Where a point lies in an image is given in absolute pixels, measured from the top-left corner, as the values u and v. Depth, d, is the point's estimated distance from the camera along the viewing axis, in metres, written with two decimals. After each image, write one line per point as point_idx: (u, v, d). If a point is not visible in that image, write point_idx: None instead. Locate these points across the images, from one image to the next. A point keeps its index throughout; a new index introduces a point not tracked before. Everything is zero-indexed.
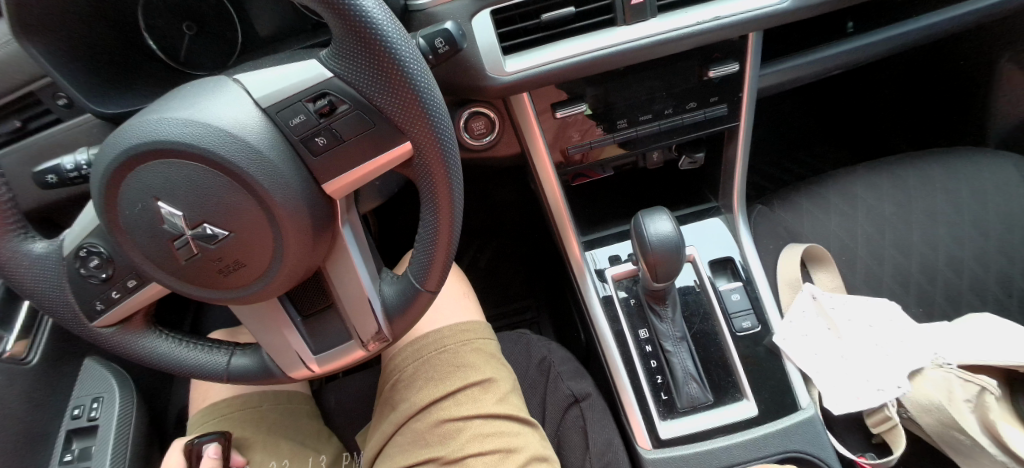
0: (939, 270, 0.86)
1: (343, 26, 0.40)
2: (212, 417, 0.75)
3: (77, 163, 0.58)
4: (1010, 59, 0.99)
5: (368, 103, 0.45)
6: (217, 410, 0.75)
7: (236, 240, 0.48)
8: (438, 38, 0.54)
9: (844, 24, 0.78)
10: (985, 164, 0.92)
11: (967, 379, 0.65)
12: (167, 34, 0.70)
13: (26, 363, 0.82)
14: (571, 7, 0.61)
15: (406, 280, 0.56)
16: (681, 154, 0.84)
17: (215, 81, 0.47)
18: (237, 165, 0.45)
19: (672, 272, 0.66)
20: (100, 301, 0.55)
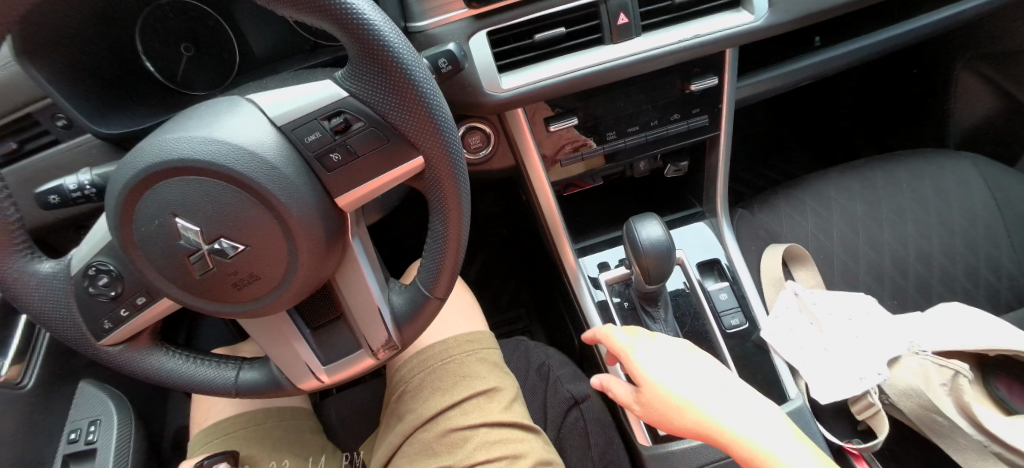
0: (909, 264, 0.91)
1: (362, 50, 0.43)
2: (215, 437, 0.76)
3: (80, 183, 0.58)
4: (964, 64, 1.06)
5: (382, 119, 0.47)
6: (219, 431, 0.76)
7: (252, 254, 0.50)
8: (441, 59, 0.58)
9: (810, 39, 0.84)
10: (946, 164, 0.98)
11: (943, 364, 0.70)
12: (164, 56, 0.71)
13: (22, 387, 0.81)
14: (562, 28, 0.64)
15: (414, 288, 0.58)
16: (666, 163, 0.89)
17: (229, 101, 0.49)
18: (255, 181, 0.47)
19: (663, 274, 0.70)
20: (108, 320, 0.56)
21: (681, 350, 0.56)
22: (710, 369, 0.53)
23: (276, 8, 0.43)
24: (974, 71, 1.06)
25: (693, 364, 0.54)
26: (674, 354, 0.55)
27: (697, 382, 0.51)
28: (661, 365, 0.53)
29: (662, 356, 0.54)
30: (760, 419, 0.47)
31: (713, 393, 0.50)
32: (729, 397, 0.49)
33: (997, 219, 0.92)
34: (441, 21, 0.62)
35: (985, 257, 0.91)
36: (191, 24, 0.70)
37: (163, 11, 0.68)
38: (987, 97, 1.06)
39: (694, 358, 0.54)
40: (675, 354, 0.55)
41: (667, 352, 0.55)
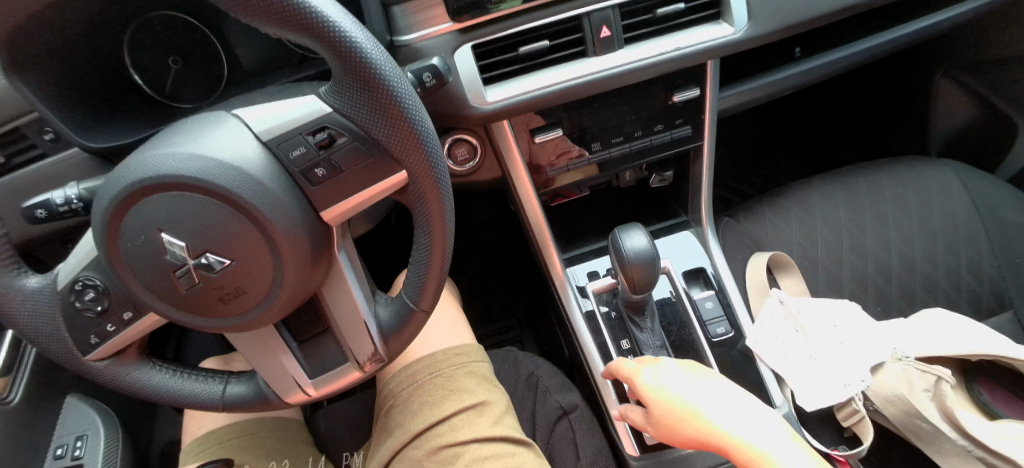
0: (893, 270, 0.92)
1: (345, 66, 0.44)
2: (209, 445, 0.76)
3: (67, 197, 0.59)
4: (945, 74, 1.07)
5: (365, 135, 0.48)
6: (215, 438, 0.76)
7: (237, 268, 0.50)
8: (426, 72, 0.58)
9: (792, 49, 0.88)
10: (927, 171, 1.00)
11: (925, 369, 0.71)
12: (151, 68, 0.71)
13: (8, 403, 0.80)
14: (545, 41, 0.66)
15: (399, 300, 0.59)
16: (651, 173, 0.90)
17: (215, 116, 0.50)
18: (239, 196, 0.47)
19: (649, 283, 0.70)
20: (94, 335, 0.56)
21: (696, 373, 0.57)
22: (728, 390, 0.54)
23: (259, 26, 0.43)
24: (955, 80, 1.07)
25: (710, 386, 0.54)
26: (689, 379, 0.56)
27: (718, 406, 0.51)
28: (683, 399, 0.53)
29: (679, 385, 0.55)
30: (784, 437, 0.48)
31: (737, 416, 0.50)
32: (754, 418, 0.50)
33: (978, 225, 0.94)
34: (427, 34, 0.62)
35: (966, 262, 0.92)
36: (179, 37, 0.71)
37: (151, 25, 0.69)
38: (968, 105, 1.07)
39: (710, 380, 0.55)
40: (692, 380, 0.55)
41: (683, 379, 0.56)
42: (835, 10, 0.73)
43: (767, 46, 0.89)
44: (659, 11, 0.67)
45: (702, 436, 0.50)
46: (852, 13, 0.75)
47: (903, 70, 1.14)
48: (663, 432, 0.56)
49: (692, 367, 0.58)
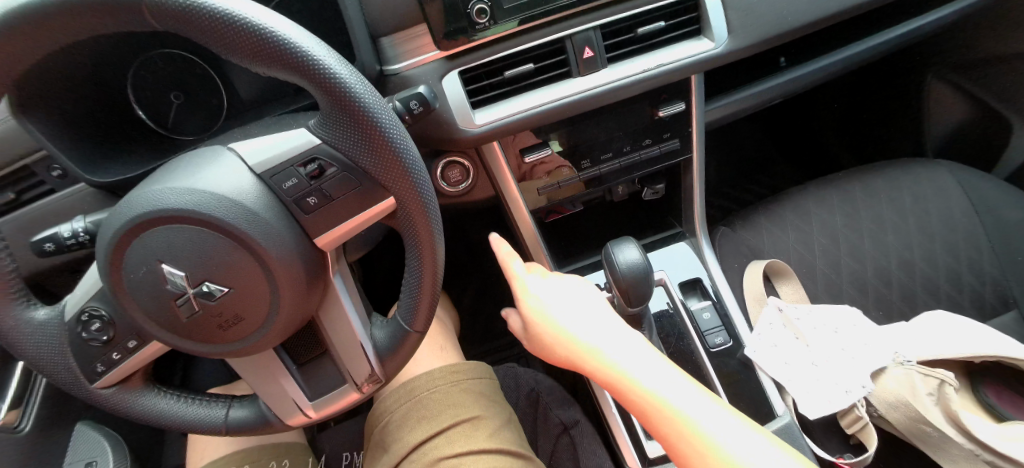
0: (892, 273, 0.92)
1: (331, 101, 0.46)
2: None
3: (74, 230, 0.61)
4: (936, 75, 1.09)
5: (354, 164, 0.50)
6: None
7: (235, 296, 0.52)
8: (413, 100, 0.60)
9: (777, 60, 0.89)
10: (924, 172, 1.00)
11: (927, 373, 0.71)
12: (155, 103, 0.74)
13: (20, 431, 0.83)
14: (530, 64, 0.67)
15: (394, 322, 0.60)
16: (643, 186, 0.91)
17: (211, 150, 0.51)
18: (235, 226, 0.49)
19: (643, 296, 0.71)
20: (101, 363, 0.58)
21: (577, 297, 0.70)
22: (601, 316, 0.68)
23: (250, 66, 0.46)
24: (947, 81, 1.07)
25: (586, 314, 0.68)
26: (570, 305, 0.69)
27: (592, 332, 0.65)
28: (565, 324, 0.67)
29: (563, 310, 0.68)
30: (636, 356, 0.62)
31: (605, 341, 0.64)
32: (620, 340, 0.64)
33: (977, 224, 0.94)
34: (414, 63, 0.65)
35: (966, 263, 0.92)
36: (181, 73, 0.74)
37: (155, 62, 0.72)
38: (961, 106, 1.08)
39: (588, 308, 0.69)
40: (573, 306, 0.68)
41: (564, 303, 0.69)
42: (815, 20, 0.74)
43: (753, 58, 0.90)
44: (640, 30, 0.69)
45: (574, 354, 0.65)
46: (833, 22, 0.76)
47: (897, 71, 1.16)
48: (541, 340, 0.70)
49: (578, 292, 0.71)
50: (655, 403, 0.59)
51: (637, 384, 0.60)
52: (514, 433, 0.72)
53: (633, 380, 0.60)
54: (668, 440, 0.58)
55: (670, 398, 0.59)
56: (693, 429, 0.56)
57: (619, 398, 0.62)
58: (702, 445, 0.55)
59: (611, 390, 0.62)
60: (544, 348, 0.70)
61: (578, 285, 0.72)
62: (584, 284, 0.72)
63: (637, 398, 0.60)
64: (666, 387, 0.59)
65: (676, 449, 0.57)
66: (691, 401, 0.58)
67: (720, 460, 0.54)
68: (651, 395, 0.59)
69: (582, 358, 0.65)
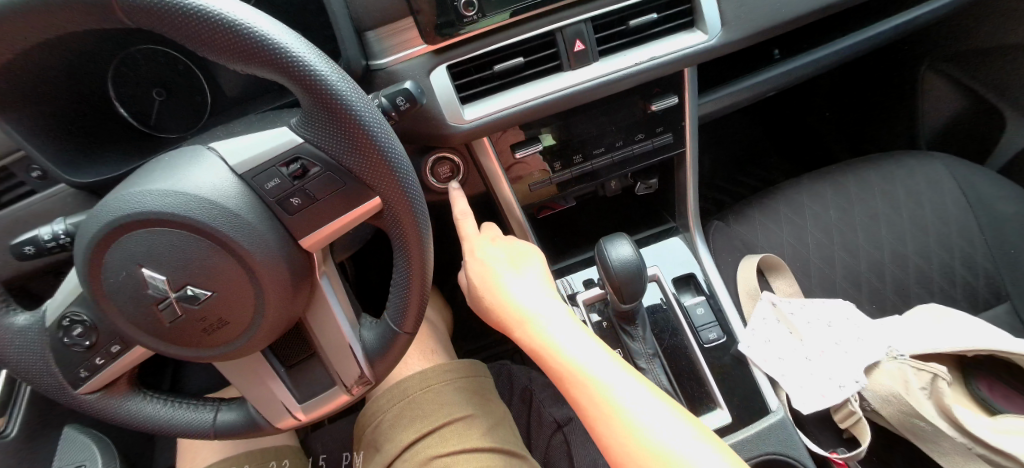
0: (885, 266, 0.92)
1: (310, 97, 0.45)
2: None
3: (54, 232, 0.59)
4: (929, 66, 1.09)
5: (338, 164, 0.49)
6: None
7: (219, 299, 0.51)
8: (399, 97, 0.59)
9: (771, 51, 0.88)
10: (917, 165, 0.99)
11: (920, 367, 0.70)
12: (136, 100, 0.72)
13: (5, 436, 0.83)
14: (519, 58, 0.66)
15: (384, 323, 0.59)
16: (636, 180, 0.89)
17: (192, 150, 0.50)
18: (216, 228, 0.48)
19: (636, 293, 0.70)
20: (84, 368, 0.57)
21: (517, 261, 0.70)
22: (540, 283, 0.67)
23: (227, 63, 0.44)
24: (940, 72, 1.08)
25: (523, 280, 0.67)
26: (509, 268, 0.69)
27: (526, 297, 0.65)
28: (502, 286, 0.66)
29: (501, 272, 0.68)
30: (564, 323, 0.62)
31: (537, 306, 0.64)
32: (564, 319, 0.62)
33: (970, 216, 0.93)
34: (401, 58, 0.64)
35: (959, 255, 0.91)
36: (164, 70, 0.72)
37: (135, 59, 0.70)
38: (953, 97, 1.07)
39: (527, 274, 0.68)
40: (513, 271, 0.68)
41: (504, 266, 0.69)
42: (808, 11, 0.73)
43: (746, 50, 0.89)
44: (632, 22, 0.68)
45: (505, 316, 0.65)
46: (827, 13, 0.75)
47: (890, 62, 1.15)
48: (478, 300, 0.70)
49: (519, 255, 0.70)
50: (573, 369, 0.58)
51: (559, 349, 0.60)
52: (509, 431, 0.71)
53: (556, 345, 0.60)
54: (579, 405, 0.57)
55: (587, 365, 0.58)
56: (604, 396, 0.55)
57: (541, 363, 0.61)
58: (610, 411, 0.55)
59: (535, 354, 0.62)
60: (480, 308, 0.69)
61: (521, 249, 0.71)
62: (528, 247, 0.71)
63: (557, 363, 0.59)
64: (586, 354, 0.59)
65: (585, 413, 0.56)
66: (608, 368, 0.58)
67: (624, 427, 0.54)
68: (570, 361, 0.59)
69: (512, 320, 0.64)
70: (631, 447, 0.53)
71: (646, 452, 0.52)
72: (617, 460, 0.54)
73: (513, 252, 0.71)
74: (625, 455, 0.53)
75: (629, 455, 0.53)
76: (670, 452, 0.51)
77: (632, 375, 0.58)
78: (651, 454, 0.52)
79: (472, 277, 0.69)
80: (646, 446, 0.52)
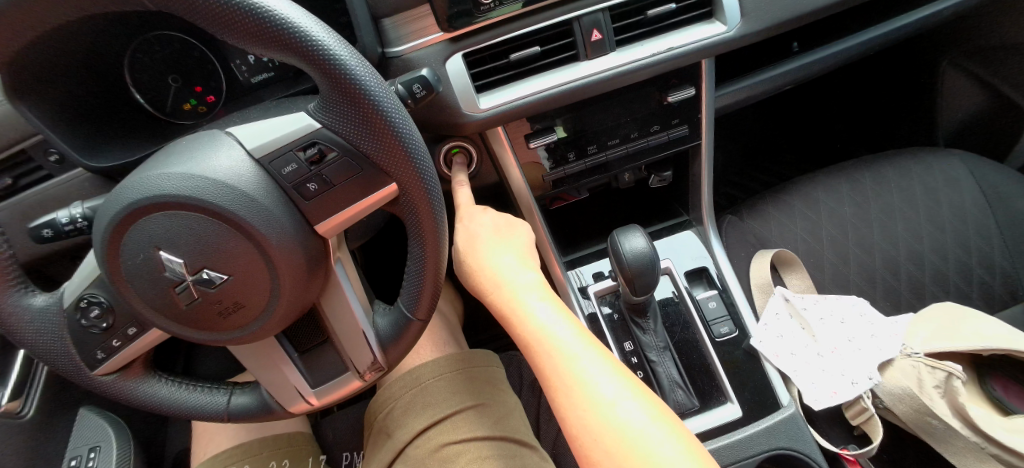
0: (902, 264, 0.91)
1: (327, 81, 0.45)
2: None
3: (71, 216, 0.60)
4: (950, 63, 1.07)
5: (355, 149, 0.49)
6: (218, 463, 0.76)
7: (235, 283, 0.51)
8: (416, 84, 0.59)
9: (789, 44, 0.86)
10: (936, 162, 0.98)
11: (934, 366, 0.70)
12: (152, 86, 0.71)
13: (23, 417, 0.84)
14: (536, 47, 0.66)
15: (397, 310, 0.60)
16: (650, 173, 0.89)
17: (210, 134, 0.50)
18: (234, 212, 0.48)
19: (648, 286, 0.70)
20: (101, 350, 0.57)
21: (502, 230, 0.68)
22: (522, 255, 0.66)
23: (245, 45, 0.44)
24: (961, 68, 1.07)
25: (505, 248, 0.66)
26: (493, 234, 0.67)
27: (506, 265, 0.63)
28: (484, 250, 0.65)
29: (484, 237, 0.66)
30: (538, 293, 0.60)
31: (515, 274, 0.62)
32: (544, 294, 0.60)
33: (989, 215, 0.92)
34: (417, 45, 0.64)
35: (975, 254, 0.90)
36: (179, 56, 0.70)
37: (152, 44, 0.68)
38: (976, 94, 1.06)
39: (512, 244, 0.67)
40: (497, 239, 0.66)
41: (488, 232, 0.67)
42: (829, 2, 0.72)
43: (765, 42, 0.87)
44: (650, 11, 0.67)
45: (482, 281, 0.63)
46: (848, 6, 0.74)
47: (910, 58, 1.13)
48: (457, 264, 0.67)
49: (505, 225, 0.69)
50: (543, 338, 0.56)
51: (531, 316, 0.58)
52: (520, 420, 0.71)
53: (528, 313, 0.58)
54: (544, 375, 0.56)
55: (558, 335, 0.56)
56: (570, 367, 0.54)
57: (511, 331, 0.60)
58: (574, 382, 0.53)
59: (507, 321, 0.60)
60: (456, 271, 0.67)
61: (508, 220, 0.70)
62: (516, 221, 0.70)
63: (526, 331, 0.58)
64: (558, 325, 0.57)
65: (550, 384, 0.55)
66: (577, 340, 0.56)
67: (585, 400, 0.52)
68: (541, 329, 0.57)
69: (488, 286, 0.63)
70: (591, 421, 0.51)
71: (604, 427, 0.50)
72: (574, 434, 0.52)
73: (502, 221, 0.69)
74: (582, 429, 0.51)
75: (587, 428, 0.51)
76: (629, 429, 0.49)
77: (600, 349, 0.56)
78: (610, 429, 0.50)
79: (456, 240, 0.67)
80: (606, 421, 0.50)
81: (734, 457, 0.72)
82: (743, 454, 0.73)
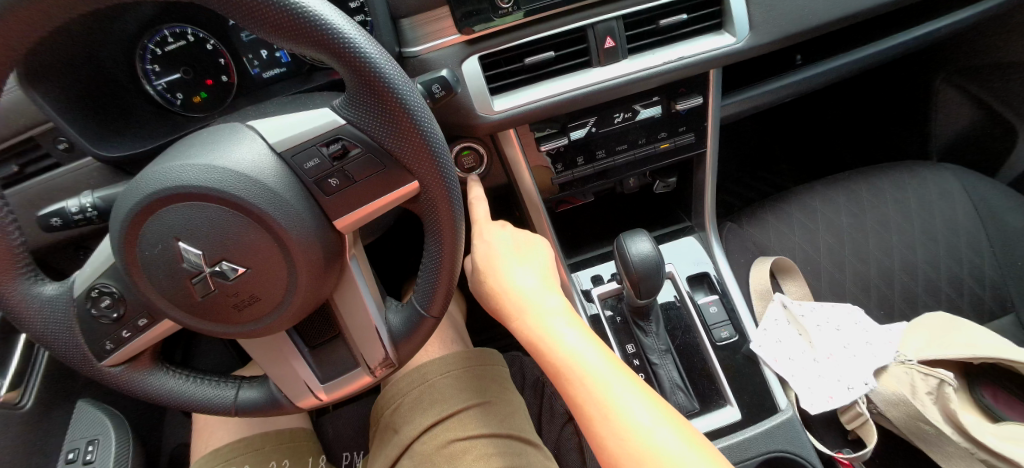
0: (895, 273, 0.93)
1: (355, 76, 0.45)
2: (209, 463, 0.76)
3: (81, 205, 0.60)
4: (944, 79, 1.11)
5: (377, 145, 0.50)
6: (219, 457, 0.76)
7: (252, 276, 0.52)
8: (435, 84, 0.61)
9: (793, 57, 0.88)
10: (930, 175, 1.01)
11: (927, 373, 0.72)
12: (164, 77, 0.70)
13: (21, 407, 0.83)
14: (551, 52, 0.67)
15: (410, 307, 0.60)
16: (655, 179, 0.90)
17: (231, 127, 0.51)
18: (256, 205, 0.48)
19: (653, 289, 0.72)
20: (110, 341, 0.57)
21: (522, 248, 0.69)
22: (541, 274, 0.66)
23: (273, 40, 0.44)
24: (955, 85, 1.10)
25: (527, 269, 0.66)
26: (513, 252, 0.68)
27: (528, 287, 0.64)
28: (505, 272, 0.65)
29: (505, 256, 0.67)
30: (564, 318, 0.61)
31: (538, 296, 0.63)
32: (569, 318, 0.61)
33: (980, 228, 0.95)
34: (434, 46, 0.65)
35: (968, 266, 0.92)
36: (192, 49, 0.69)
37: (164, 37, 0.67)
38: (968, 111, 1.09)
39: (530, 261, 0.68)
40: (517, 259, 0.67)
41: (508, 250, 0.68)
42: (834, 18, 0.74)
43: (770, 54, 0.88)
44: (662, 21, 0.69)
45: (506, 304, 0.64)
46: (851, 22, 0.76)
47: (907, 73, 1.17)
48: (477, 282, 0.68)
49: (524, 242, 0.70)
50: (574, 364, 0.57)
51: (559, 342, 0.59)
52: (525, 419, 0.72)
53: (556, 339, 0.59)
54: (577, 402, 0.56)
55: (589, 361, 0.57)
56: (605, 394, 0.55)
57: (538, 355, 0.60)
58: (610, 410, 0.54)
59: (533, 346, 0.61)
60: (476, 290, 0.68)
61: (526, 236, 0.71)
62: (534, 237, 0.71)
63: (556, 358, 0.58)
64: (587, 351, 0.58)
65: (584, 413, 0.55)
66: (608, 367, 0.57)
67: (624, 429, 0.53)
68: (571, 355, 0.58)
69: (513, 309, 0.63)
70: (630, 449, 0.52)
71: (645, 455, 0.51)
72: (613, 462, 0.53)
73: (520, 238, 0.70)
74: (623, 457, 0.52)
75: (627, 458, 0.52)
76: (669, 457, 0.50)
77: (630, 376, 0.57)
78: (651, 457, 0.51)
79: (476, 258, 0.67)
80: (646, 449, 0.51)
81: (734, 460, 0.74)
82: (742, 456, 0.74)
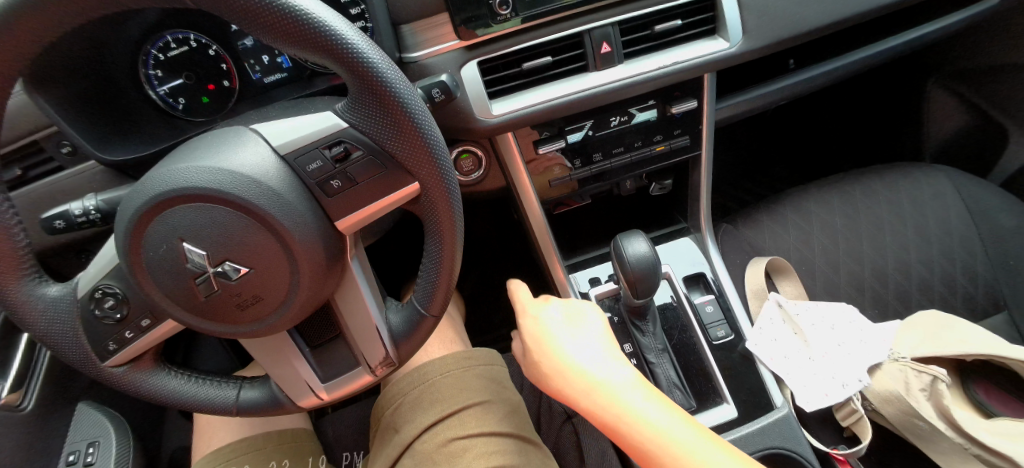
0: (889, 273, 0.94)
1: (358, 81, 0.46)
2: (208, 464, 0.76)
3: (85, 208, 0.61)
4: (938, 83, 1.13)
5: (379, 148, 0.51)
6: (220, 456, 0.76)
7: (255, 276, 0.52)
8: (435, 88, 0.62)
9: (787, 62, 0.90)
10: (923, 177, 1.02)
11: (921, 370, 0.72)
12: (167, 83, 0.71)
13: (23, 409, 0.83)
14: (548, 56, 0.68)
15: (410, 307, 0.61)
16: (651, 181, 0.92)
17: (234, 130, 0.52)
18: (259, 206, 0.49)
19: (650, 289, 0.73)
20: (113, 341, 0.57)
21: (574, 322, 0.66)
22: (599, 344, 0.63)
23: (277, 45, 0.45)
24: (948, 88, 1.12)
25: (585, 344, 0.63)
26: (566, 329, 0.65)
27: (591, 362, 0.60)
28: (563, 351, 0.62)
29: (559, 335, 0.64)
30: (637, 390, 0.57)
31: (604, 371, 0.59)
32: (642, 388, 0.57)
33: (972, 228, 0.96)
34: (433, 52, 0.66)
35: (961, 266, 0.94)
36: (194, 54, 0.70)
37: (167, 43, 0.68)
38: (960, 113, 1.11)
39: (585, 334, 0.65)
40: (572, 336, 0.64)
41: (561, 329, 0.65)
42: (825, 22, 0.75)
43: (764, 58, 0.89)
44: (657, 27, 0.70)
45: (570, 384, 0.60)
46: (843, 26, 0.77)
47: (900, 76, 1.18)
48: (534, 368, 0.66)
49: (574, 316, 0.68)
50: (661, 439, 0.53)
51: (639, 417, 0.54)
52: (524, 418, 0.73)
53: (635, 414, 0.55)
54: None
55: (677, 435, 0.53)
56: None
57: (617, 437, 0.56)
58: None
59: (609, 427, 0.56)
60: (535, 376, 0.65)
61: (575, 310, 0.68)
62: (583, 307, 0.69)
63: (640, 436, 0.54)
64: (672, 423, 0.54)
65: None
66: (699, 438, 0.53)
67: None
68: (656, 430, 0.53)
69: (578, 391, 0.59)
70: None
71: None
72: None
73: (569, 314, 0.68)
74: None
75: None
76: None
77: (724, 446, 0.53)
78: None
79: (530, 344, 0.66)
80: None
81: None
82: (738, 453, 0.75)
